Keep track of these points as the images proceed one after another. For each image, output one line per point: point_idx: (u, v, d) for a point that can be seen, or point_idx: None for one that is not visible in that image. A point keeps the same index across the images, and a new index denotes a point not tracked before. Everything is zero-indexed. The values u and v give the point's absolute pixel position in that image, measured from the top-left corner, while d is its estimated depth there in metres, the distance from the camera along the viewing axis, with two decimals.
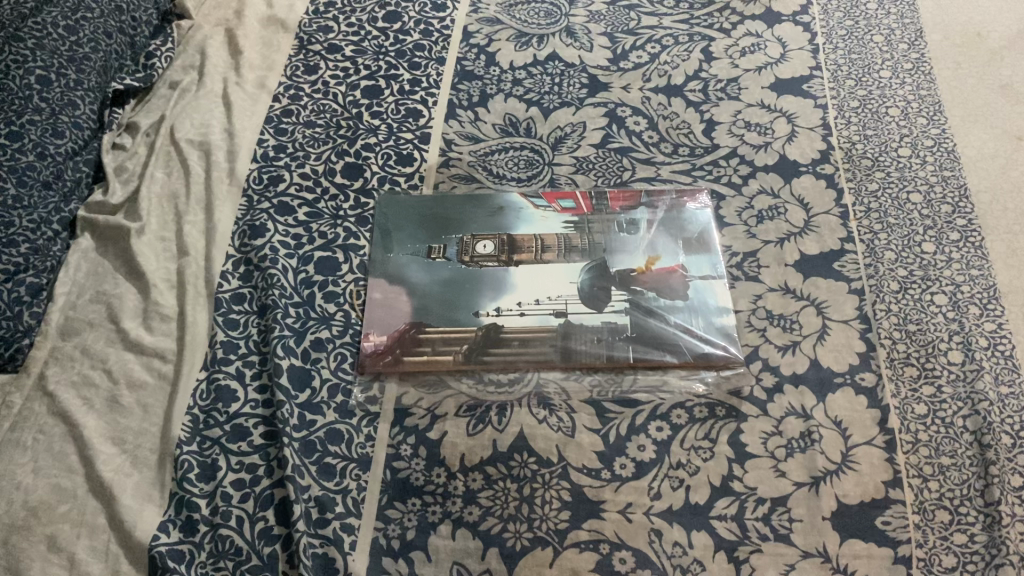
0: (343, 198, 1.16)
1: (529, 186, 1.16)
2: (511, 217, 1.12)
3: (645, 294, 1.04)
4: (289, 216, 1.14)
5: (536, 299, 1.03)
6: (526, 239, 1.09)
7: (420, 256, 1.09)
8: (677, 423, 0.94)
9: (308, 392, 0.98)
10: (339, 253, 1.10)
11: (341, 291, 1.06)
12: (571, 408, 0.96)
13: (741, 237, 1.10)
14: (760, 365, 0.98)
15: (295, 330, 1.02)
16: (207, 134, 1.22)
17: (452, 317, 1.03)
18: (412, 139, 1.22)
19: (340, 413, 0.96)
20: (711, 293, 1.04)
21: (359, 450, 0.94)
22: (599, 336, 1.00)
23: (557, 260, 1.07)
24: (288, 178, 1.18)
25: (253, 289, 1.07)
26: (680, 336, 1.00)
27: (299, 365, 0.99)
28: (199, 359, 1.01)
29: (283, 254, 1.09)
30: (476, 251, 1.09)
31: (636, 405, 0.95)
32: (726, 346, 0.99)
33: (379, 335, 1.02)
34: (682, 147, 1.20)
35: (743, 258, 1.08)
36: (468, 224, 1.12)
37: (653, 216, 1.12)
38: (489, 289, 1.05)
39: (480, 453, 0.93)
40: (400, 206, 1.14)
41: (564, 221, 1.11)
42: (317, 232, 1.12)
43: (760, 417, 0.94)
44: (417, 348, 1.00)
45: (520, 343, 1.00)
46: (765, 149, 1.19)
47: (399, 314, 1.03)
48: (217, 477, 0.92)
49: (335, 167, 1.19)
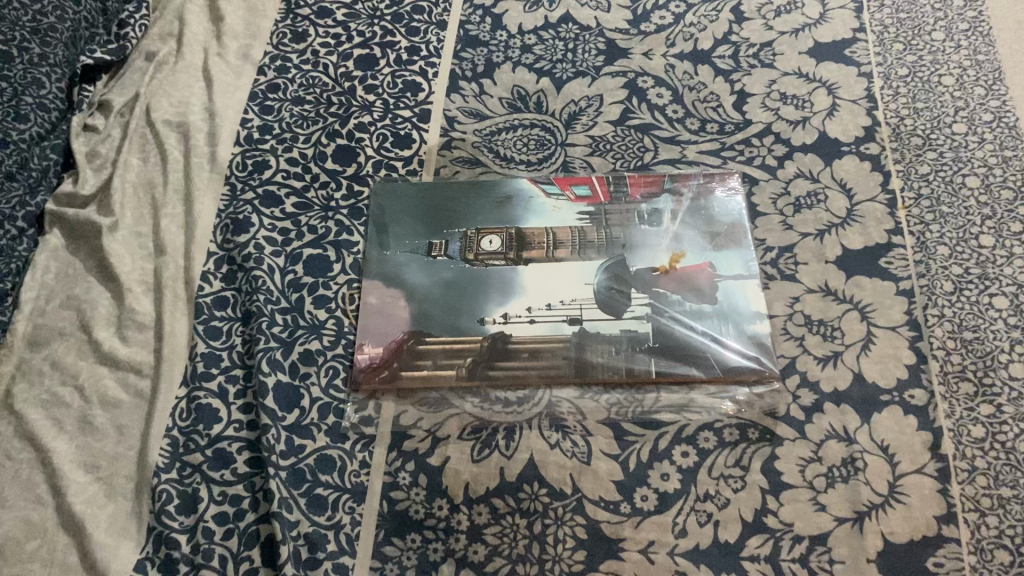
0: (334, 185, 1.05)
1: (539, 171, 1.05)
2: (520, 208, 1.01)
3: (669, 297, 0.93)
4: (275, 206, 1.03)
5: (548, 303, 0.93)
6: (536, 234, 0.99)
7: (419, 254, 0.98)
8: (704, 448, 0.85)
9: (296, 412, 0.88)
10: (331, 250, 0.99)
11: (332, 294, 0.96)
12: (586, 431, 0.86)
13: (777, 229, 0.99)
14: (797, 380, 0.88)
15: (282, 340, 0.92)
16: (185, 114, 1.10)
17: (454, 324, 0.93)
18: (410, 117, 1.10)
19: (332, 437, 0.87)
20: (742, 295, 0.93)
21: (353, 479, 0.85)
22: (616, 348, 0.90)
23: (571, 258, 0.96)
24: (273, 163, 1.07)
25: (237, 292, 0.97)
26: (707, 347, 0.90)
27: (286, 381, 0.90)
28: (178, 374, 0.92)
29: (268, 252, 0.99)
30: (481, 247, 0.98)
31: (659, 427, 0.86)
32: (759, 358, 0.89)
33: (374, 346, 0.92)
34: (709, 123, 1.08)
35: (779, 254, 0.97)
36: (473, 217, 1.01)
37: (678, 206, 1.01)
38: (495, 292, 0.95)
39: (486, 482, 0.84)
40: (397, 194, 1.03)
41: (578, 212, 1.00)
42: (306, 225, 1.01)
43: (797, 442, 0.85)
44: (416, 362, 0.91)
45: (529, 356, 0.90)
46: (802, 125, 1.07)
47: (397, 321, 0.93)
48: (199, 509, 0.84)
49: (325, 150, 1.07)
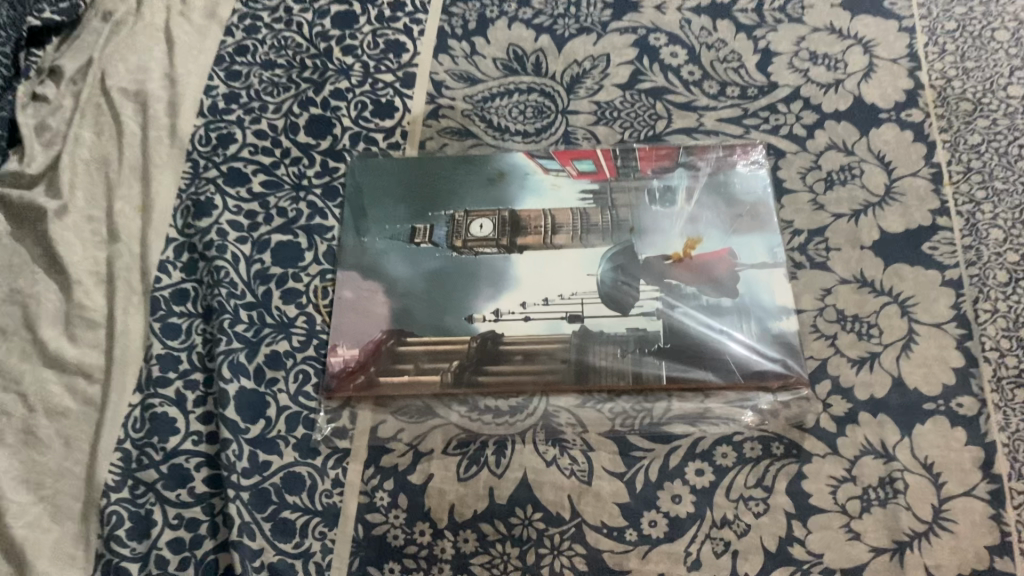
0: (306, 161, 0.93)
1: (536, 143, 0.94)
2: (514, 187, 0.90)
3: (682, 290, 0.82)
4: (241, 185, 0.92)
5: (545, 298, 0.83)
6: (532, 217, 0.87)
7: (401, 241, 0.87)
8: (722, 465, 0.75)
9: (261, 424, 0.78)
10: (302, 236, 0.88)
11: (302, 287, 0.85)
12: (588, 445, 0.76)
13: (806, 209, 0.87)
14: (828, 386, 0.77)
15: (247, 340, 0.82)
16: (143, 81, 0.98)
17: (439, 322, 0.82)
18: (393, 82, 0.98)
19: (301, 452, 0.77)
20: (766, 287, 0.82)
21: (324, 501, 0.75)
22: (622, 349, 0.79)
23: (571, 245, 0.85)
24: (240, 137, 0.95)
25: (197, 284, 0.87)
26: (725, 348, 0.79)
27: (250, 388, 0.80)
28: (132, 378, 0.82)
29: (232, 239, 0.89)
30: (470, 232, 0.87)
31: (671, 441, 0.76)
32: (785, 361, 0.78)
33: (349, 348, 0.81)
34: (730, 87, 0.96)
35: (808, 238, 0.85)
36: (462, 198, 0.90)
37: (693, 182, 0.89)
38: (485, 285, 0.84)
39: (474, 504, 0.74)
40: (377, 172, 0.92)
41: (580, 192, 0.89)
42: (275, 207, 0.90)
43: (828, 458, 0.74)
44: (396, 366, 0.80)
45: (523, 359, 0.80)
46: (835, 88, 0.94)
47: (375, 319, 0.83)
48: (152, 534, 0.75)
49: (297, 120, 0.96)
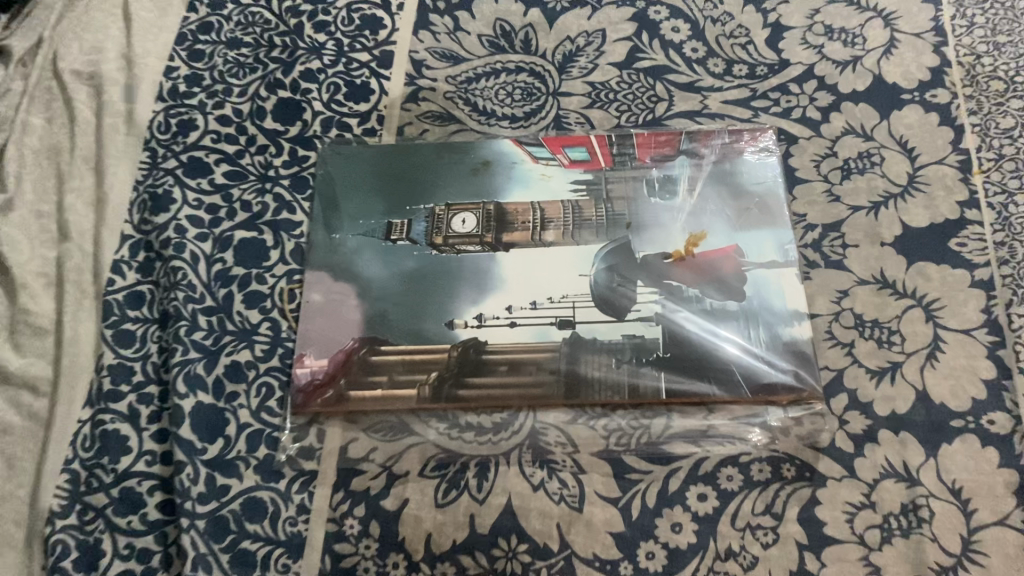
0: (273, 150, 0.86)
1: (525, 128, 0.86)
2: (500, 177, 0.82)
3: (684, 291, 0.75)
4: (202, 177, 0.84)
5: (533, 301, 0.75)
6: (519, 210, 0.79)
7: (375, 238, 0.79)
8: (726, 490, 0.68)
9: (220, 443, 0.71)
10: (267, 233, 0.81)
11: (267, 289, 0.78)
12: (578, 467, 0.69)
13: (820, 201, 0.79)
14: (844, 400, 0.70)
15: (205, 349, 0.75)
16: (98, 62, 0.90)
17: (416, 329, 0.75)
18: (369, 62, 0.90)
19: (263, 475, 0.70)
20: (776, 289, 0.74)
21: (287, 529, 0.68)
22: (616, 360, 0.72)
23: (562, 242, 0.77)
24: (201, 123, 0.87)
25: (154, 286, 0.80)
26: (730, 358, 0.72)
27: (209, 403, 0.73)
28: (81, 391, 0.75)
29: (191, 236, 0.81)
30: (452, 228, 0.79)
31: (670, 462, 0.69)
32: (796, 373, 0.71)
33: (317, 358, 0.74)
34: (737, 65, 0.87)
35: (822, 234, 0.77)
36: (443, 190, 0.82)
37: (696, 171, 0.81)
38: (467, 287, 0.76)
39: (453, 534, 0.67)
40: (350, 161, 0.84)
41: (572, 183, 0.81)
42: (238, 200, 0.83)
43: (844, 482, 0.67)
44: (368, 378, 0.73)
45: (508, 370, 0.72)
46: (852, 66, 0.86)
47: (346, 325, 0.76)
48: (100, 566, 0.68)
49: (264, 105, 0.88)
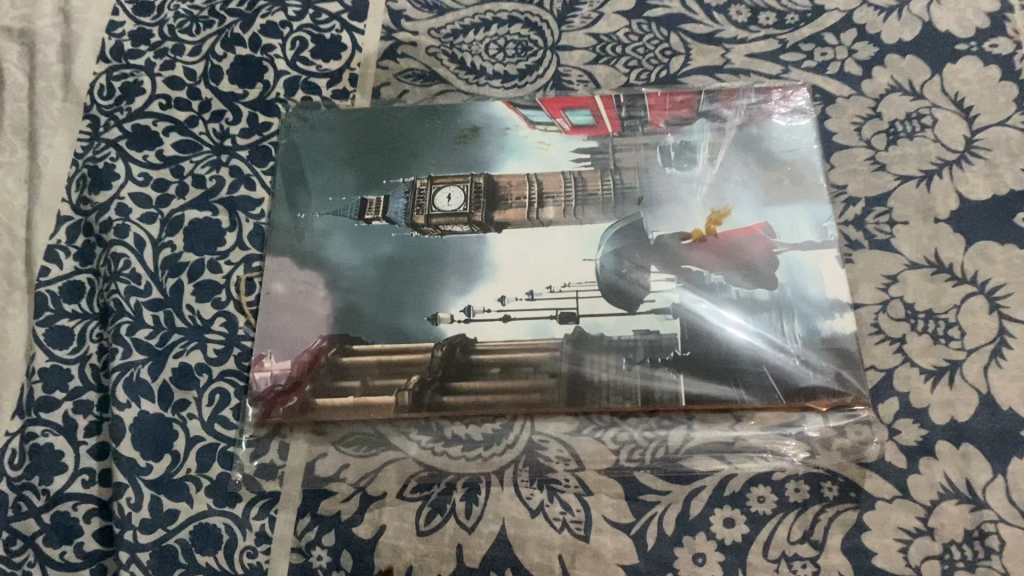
0: (230, 116, 0.75)
1: (519, 89, 0.74)
2: (491, 145, 0.70)
3: (706, 278, 0.64)
4: (148, 148, 0.73)
5: (529, 291, 0.64)
6: (513, 183, 0.68)
7: (346, 218, 0.68)
8: (757, 514, 0.58)
9: (167, 461, 0.61)
10: (223, 213, 0.70)
11: (221, 279, 0.68)
12: (584, 487, 0.59)
13: (862, 171, 0.68)
14: (894, 406, 0.60)
15: (151, 350, 0.65)
16: (31, 17, 0.79)
17: (394, 325, 0.64)
18: (339, 13, 0.79)
19: (217, 499, 0.60)
20: (814, 275, 0.63)
21: (245, 562, 0.59)
22: (627, 360, 0.61)
23: (564, 221, 0.66)
24: (148, 86, 0.76)
25: (93, 277, 0.68)
26: (761, 357, 0.61)
27: (154, 413, 0.63)
28: (10, 400, 0.65)
29: (136, 217, 0.70)
30: (435, 205, 0.68)
31: (692, 481, 0.59)
32: (839, 374, 0.60)
33: (279, 361, 0.64)
34: (764, 12, 0.76)
35: (865, 209, 0.67)
36: (425, 160, 0.70)
37: (719, 137, 0.70)
38: (453, 275, 0.65)
39: (438, 568, 0.58)
40: (317, 128, 0.73)
41: (575, 151, 0.70)
42: (189, 174, 0.72)
43: (896, 504, 0.57)
44: (337, 384, 0.63)
45: (501, 373, 0.62)
46: (898, 13, 0.75)
47: (312, 321, 0.65)
48: None
49: (220, 64, 0.77)
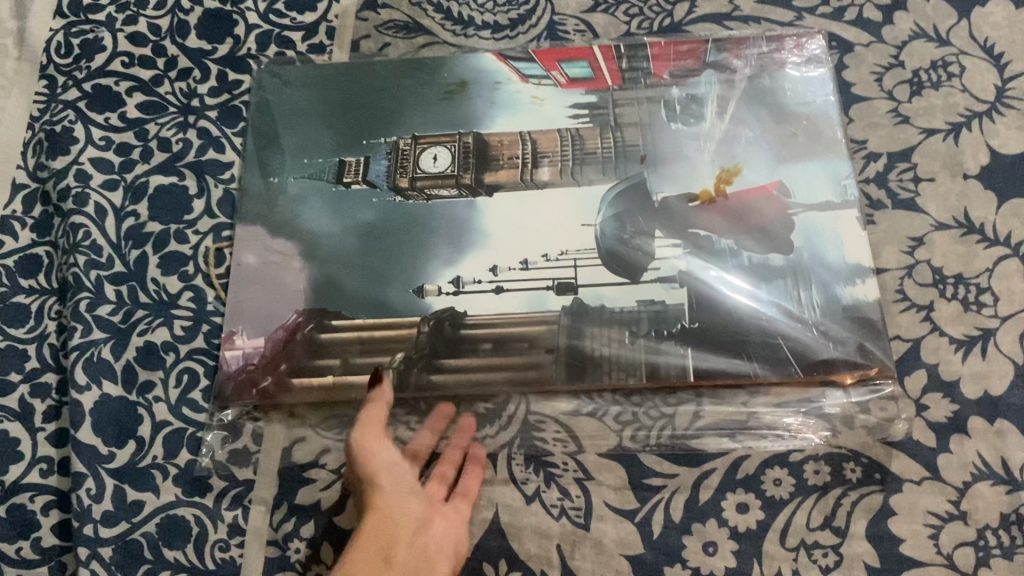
0: (198, 74, 0.69)
1: (510, 40, 0.69)
2: (480, 101, 0.65)
3: (714, 242, 0.58)
4: (109, 110, 0.68)
5: (523, 260, 0.59)
6: (504, 142, 0.63)
7: (324, 181, 0.63)
8: (774, 498, 0.53)
9: (131, 448, 0.57)
10: (190, 179, 0.65)
11: (189, 250, 0.62)
12: (584, 471, 0.55)
13: (884, 124, 0.63)
14: (923, 379, 0.55)
15: (113, 327, 0.60)
16: None
17: (375, 297, 0.59)
18: None
19: (185, 488, 0.56)
20: (832, 238, 0.58)
21: (217, 557, 0.54)
22: (630, 333, 0.56)
23: (562, 181, 0.61)
24: (109, 43, 0.70)
25: (52, 249, 0.63)
26: (776, 328, 0.56)
27: (117, 396, 0.58)
28: None
29: (96, 184, 0.65)
30: (420, 166, 0.62)
31: (701, 463, 0.54)
32: (862, 346, 0.55)
33: (252, 338, 0.59)
34: None
35: (888, 164, 0.61)
36: (408, 119, 0.65)
37: (727, 89, 0.64)
38: (440, 242, 0.60)
39: None
40: (291, 86, 0.67)
41: (571, 106, 0.64)
42: (155, 137, 0.67)
43: (925, 486, 0.52)
44: (314, 363, 0.57)
45: (493, 349, 0.57)
46: None
47: (287, 294, 0.59)
48: None
49: (187, 18, 0.71)
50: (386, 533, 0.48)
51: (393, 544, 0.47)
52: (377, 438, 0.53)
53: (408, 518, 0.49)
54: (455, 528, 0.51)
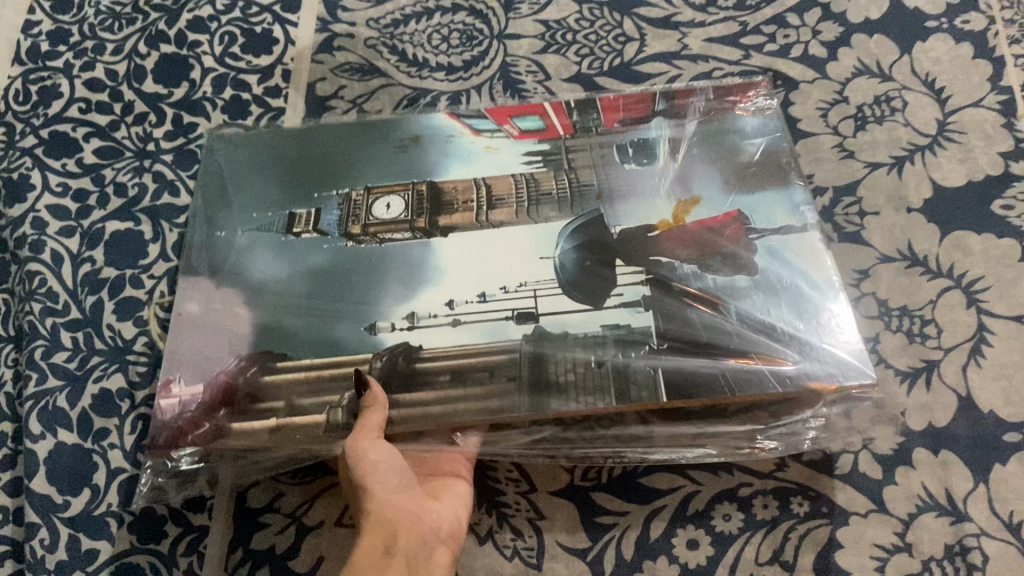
0: (154, 118, 0.70)
1: (463, 83, 0.70)
2: (434, 152, 0.65)
3: (676, 266, 0.57)
4: (66, 156, 0.69)
5: (480, 293, 0.57)
6: (460, 189, 0.62)
7: (272, 233, 0.62)
8: (723, 534, 0.53)
9: (86, 496, 0.57)
10: (146, 224, 0.66)
11: (144, 295, 0.63)
12: (536, 510, 0.56)
13: (828, 159, 0.64)
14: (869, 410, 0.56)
15: (69, 375, 0.60)
16: None
17: (326, 336, 0.57)
18: (271, 5, 0.75)
19: (140, 535, 0.56)
20: (796, 260, 0.57)
21: None
22: (596, 358, 0.53)
23: (516, 222, 0.60)
24: (67, 89, 0.72)
25: (8, 297, 0.63)
26: (748, 342, 0.53)
27: (72, 444, 0.58)
28: None
29: (53, 231, 0.65)
30: (373, 214, 0.62)
31: (652, 500, 0.55)
32: (839, 357, 0.52)
33: (190, 385, 0.56)
34: None
35: (833, 198, 0.63)
36: (360, 171, 0.64)
37: (678, 134, 0.64)
38: (395, 281, 0.58)
39: None
40: (241, 146, 0.67)
41: (524, 154, 0.64)
42: (111, 182, 0.67)
43: (872, 518, 0.53)
44: (256, 406, 0.54)
45: (450, 380, 0.54)
46: None
47: (229, 341, 0.57)
48: None
49: (144, 63, 0.73)
50: (386, 527, 0.49)
51: (393, 534, 0.49)
52: (370, 437, 0.51)
53: (402, 509, 0.50)
54: (449, 508, 0.53)
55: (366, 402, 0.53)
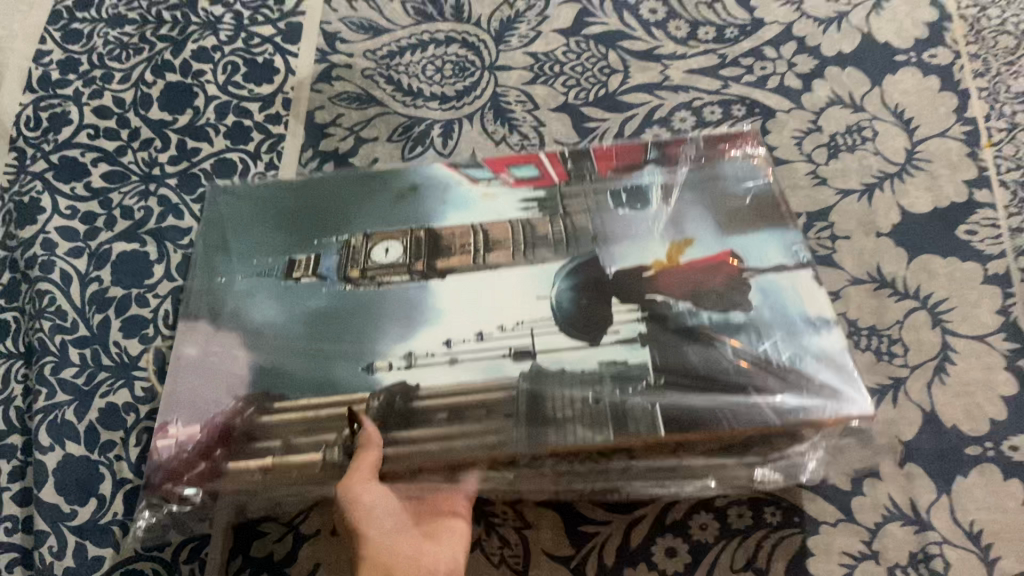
0: (159, 144, 0.73)
1: (455, 111, 0.73)
2: (432, 200, 0.67)
3: (671, 304, 0.58)
4: (75, 180, 0.72)
5: (478, 332, 0.58)
6: (457, 233, 0.64)
7: (272, 278, 0.63)
8: (700, 542, 0.56)
9: (92, 506, 0.59)
10: (151, 245, 0.69)
11: (149, 314, 0.66)
12: (523, 519, 0.58)
13: (802, 187, 0.67)
14: None
15: (77, 390, 0.63)
16: None
17: (324, 376, 0.58)
18: (272, 36, 0.79)
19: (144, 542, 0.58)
20: (790, 297, 0.58)
21: None
22: (594, 394, 0.54)
23: (513, 263, 0.61)
24: (76, 116, 0.75)
25: (19, 314, 0.66)
26: (744, 378, 0.54)
27: (79, 456, 0.61)
28: None
29: (62, 252, 0.68)
30: (372, 258, 0.63)
31: (633, 510, 0.58)
32: (835, 389, 0.53)
33: (186, 425, 0.57)
34: (702, 28, 0.76)
35: (807, 223, 0.66)
36: (359, 218, 0.66)
37: (670, 180, 0.65)
38: (393, 324, 0.59)
39: None
40: (243, 198, 0.68)
41: (521, 200, 0.66)
42: (118, 206, 0.70)
43: (841, 527, 0.56)
44: (252, 446, 0.55)
45: (448, 417, 0.55)
46: (835, 26, 0.75)
47: (227, 383, 0.58)
48: None
49: (150, 92, 0.76)
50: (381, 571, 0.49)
51: None
52: (362, 480, 0.52)
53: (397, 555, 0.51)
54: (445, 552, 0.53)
55: (362, 441, 0.54)
